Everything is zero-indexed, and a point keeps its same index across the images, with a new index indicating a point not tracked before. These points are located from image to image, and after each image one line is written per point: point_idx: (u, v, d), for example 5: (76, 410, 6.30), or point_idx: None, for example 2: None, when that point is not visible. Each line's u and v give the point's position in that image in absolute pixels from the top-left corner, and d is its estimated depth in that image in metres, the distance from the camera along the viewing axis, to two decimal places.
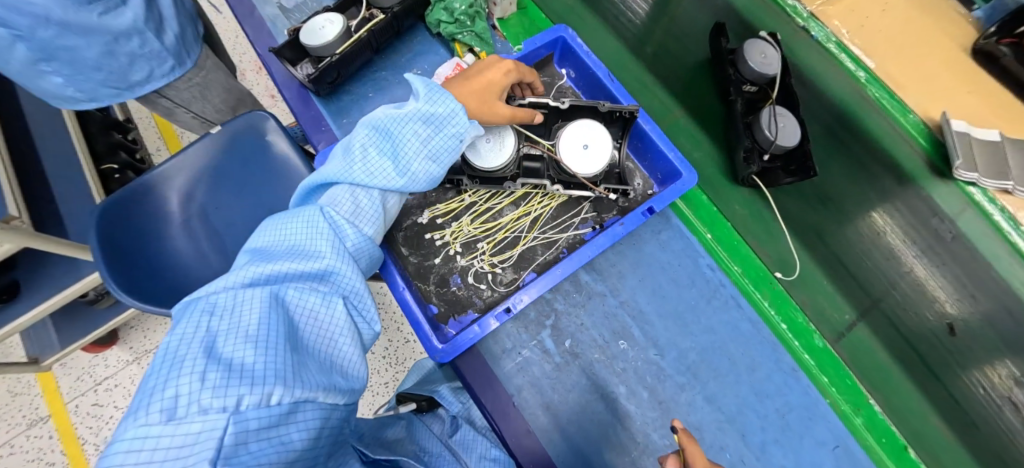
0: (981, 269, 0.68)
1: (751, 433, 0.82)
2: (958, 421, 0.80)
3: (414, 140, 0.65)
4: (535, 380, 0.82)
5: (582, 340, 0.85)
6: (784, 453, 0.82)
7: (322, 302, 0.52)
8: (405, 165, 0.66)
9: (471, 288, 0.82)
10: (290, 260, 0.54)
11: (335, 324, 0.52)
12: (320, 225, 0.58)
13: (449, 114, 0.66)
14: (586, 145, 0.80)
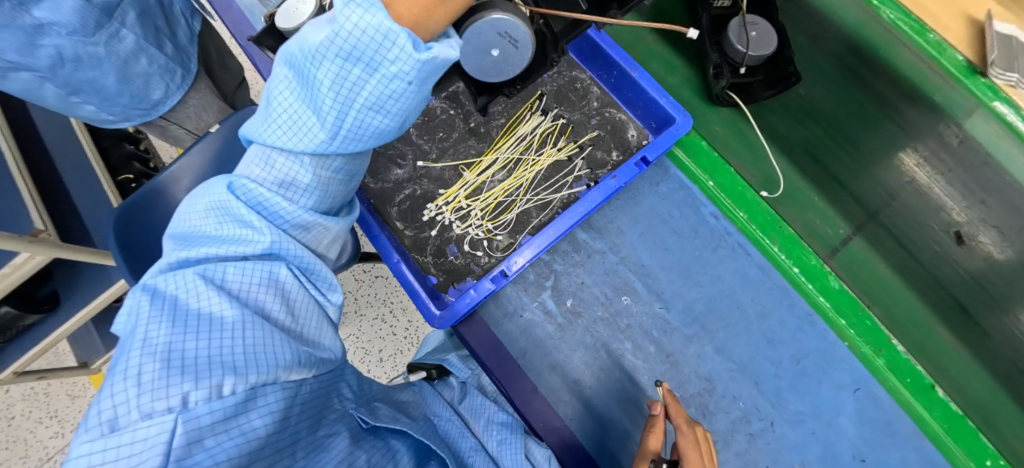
0: (993, 172, 0.66)
1: (766, 381, 0.81)
2: (966, 332, 0.82)
3: (344, 88, 0.38)
4: (540, 341, 0.83)
5: (585, 299, 0.84)
6: (801, 398, 0.80)
7: (264, 279, 0.42)
8: (342, 131, 0.41)
9: (468, 256, 0.82)
10: (219, 236, 0.42)
11: (288, 297, 0.43)
12: (236, 204, 0.42)
13: (377, 40, 0.34)
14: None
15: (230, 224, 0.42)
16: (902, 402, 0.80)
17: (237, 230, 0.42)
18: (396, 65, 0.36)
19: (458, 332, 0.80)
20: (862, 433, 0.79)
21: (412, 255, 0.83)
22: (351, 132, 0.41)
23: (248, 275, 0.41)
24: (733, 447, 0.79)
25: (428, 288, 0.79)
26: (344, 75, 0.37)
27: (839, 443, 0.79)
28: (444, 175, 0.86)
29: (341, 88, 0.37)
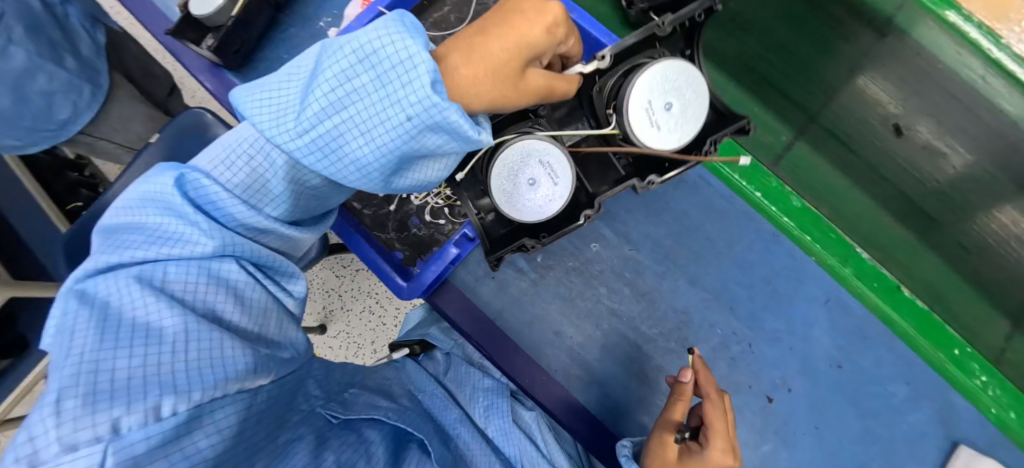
0: (936, 72, 0.80)
1: (740, 305, 0.83)
2: (903, 212, 0.91)
3: (347, 98, 0.37)
4: (515, 299, 0.83)
5: (554, 252, 0.83)
6: (775, 317, 0.83)
7: (215, 281, 0.41)
8: (319, 141, 0.39)
9: (431, 226, 0.80)
10: (159, 233, 0.40)
11: (239, 296, 0.43)
12: (179, 199, 0.40)
13: (401, 60, 0.35)
14: (667, 101, 0.46)
15: (170, 220, 0.41)
16: (873, 309, 0.83)
17: (179, 229, 0.41)
18: (412, 100, 0.35)
19: (435, 305, 0.81)
20: (836, 339, 0.82)
21: (375, 233, 0.80)
22: (331, 150, 0.39)
23: (192, 278, 0.40)
24: (715, 372, 0.82)
25: (398, 264, 0.79)
26: (356, 84, 0.36)
27: (817, 353, 0.82)
28: None
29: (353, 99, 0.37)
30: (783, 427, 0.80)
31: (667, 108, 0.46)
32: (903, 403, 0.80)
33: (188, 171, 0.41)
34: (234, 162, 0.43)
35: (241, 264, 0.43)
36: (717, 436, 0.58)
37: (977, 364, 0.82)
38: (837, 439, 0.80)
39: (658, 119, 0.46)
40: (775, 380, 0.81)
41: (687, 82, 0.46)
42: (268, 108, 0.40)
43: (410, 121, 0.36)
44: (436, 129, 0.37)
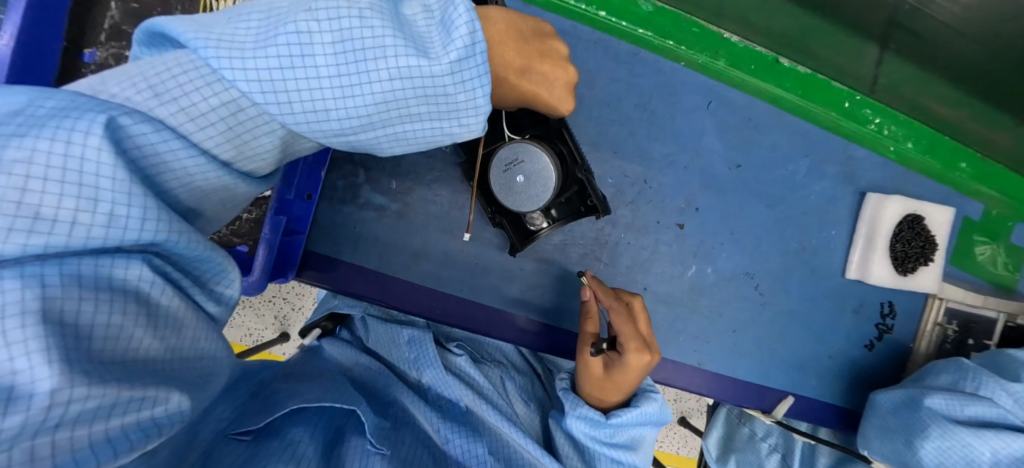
0: None
1: (624, 145, 0.76)
2: None
3: (324, 71, 0.33)
4: (388, 239, 0.73)
5: (406, 173, 0.73)
6: (661, 142, 0.77)
7: (88, 291, 0.27)
8: (303, 92, 0.33)
9: (259, 203, 0.67)
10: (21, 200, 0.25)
11: (121, 314, 0.28)
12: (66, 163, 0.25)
13: (380, 51, 0.33)
14: (517, 172, 0.59)
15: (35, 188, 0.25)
16: (756, 92, 0.78)
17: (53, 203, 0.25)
18: (442, 59, 0.34)
19: (313, 281, 0.70)
20: (726, 141, 0.78)
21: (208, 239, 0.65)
22: (329, 99, 0.34)
23: (82, 291, 0.26)
24: (620, 222, 0.76)
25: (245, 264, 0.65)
26: (359, 41, 0.33)
27: (712, 161, 0.78)
28: None
29: (387, 36, 0.33)
30: (701, 247, 0.77)
31: (518, 179, 0.59)
32: (805, 176, 0.79)
33: (119, 114, 0.28)
34: (177, 85, 0.31)
35: (148, 262, 0.30)
36: (630, 340, 0.61)
37: (869, 110, 0.79)
38: (754, 236, 0.78)
39: (511, 188, 0.60)
40: (679, 205, 0.77)
41: (534, 196, 0.59)
42: (236, 37, 0.32)
43: (413, 92, 0.35)
44: (438, 109, 0.37)
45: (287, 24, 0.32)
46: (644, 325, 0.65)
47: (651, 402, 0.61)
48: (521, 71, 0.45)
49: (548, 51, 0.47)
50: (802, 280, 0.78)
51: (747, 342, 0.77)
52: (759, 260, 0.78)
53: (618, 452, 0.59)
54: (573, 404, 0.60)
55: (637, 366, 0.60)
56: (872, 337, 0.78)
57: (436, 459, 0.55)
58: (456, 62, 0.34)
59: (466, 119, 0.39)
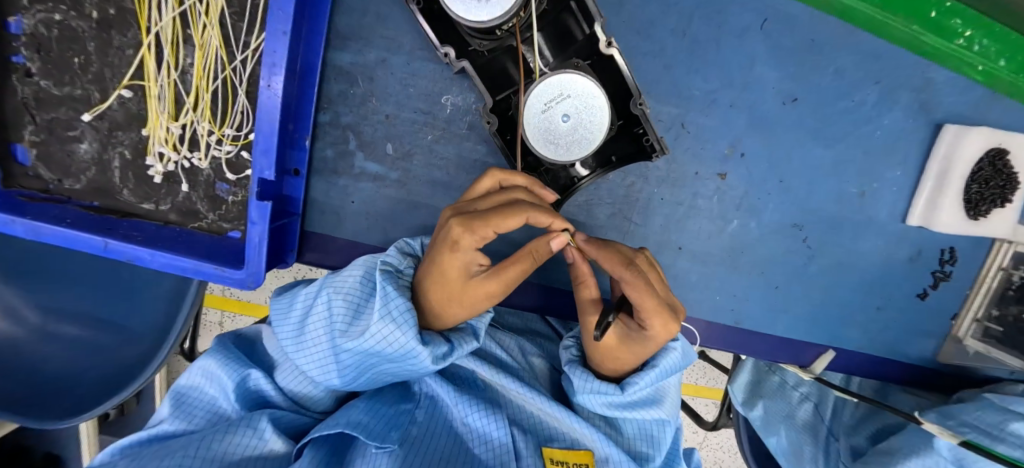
0: None
1: (657, 84, 0.65)
2: None
3: (334, 321, 0.52)
4: (390, 213, 0.65)
5: (403, 135, 0.63)
6: (704, 77, 0.65)
7: (244, 430, 0.52)
8: (299, 352, 0.55)
9: (242, 183, 0.60)
10: (207, 389, 0.57)
11: (252, 444, 0.51)
12: (229, 381, 0.55)
13: (368, 277, 0.54)
14: (562, 111, 0.55)
15: (210, 382, 0.57)
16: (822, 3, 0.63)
17: (220, 397, 0.57)
18: (353, 346, 0.50)
19: (317, 263, 0.65)
20: (782, 69, 0.65)
21: (191, 227, 0.60)
22: (315, 357, 0.54)
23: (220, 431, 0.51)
24: (654, 175, 0.67)
25: (239, 253, 0.59)
26: (318, 314, 0.54)
27: (763, 96, 0.66)
28: (132, 109, 0.57)
29: (312, 339, 0.54)
30: (744, 200, 0.68)
31: (563, 119, 0.56)
32: (873, 108, 0.67)
33: (248, 368, 0.57)
34: (287, 323, 0.56)
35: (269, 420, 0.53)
36: (653, 314, 0.50)
37: (958, 20, 0.65)
38: (806, 183, 0.68)
39: (556, 131, 0.56)
40: (722, 152, 0.67)
41: (583, 136, 0.56)
42: (285, 319, 0.57)
43: (354, 356, 0.51)
44: (386, 355, 0.51)
45: (326, 287, 0.54)
46: (660, 285, 0.56)
47: (669, 356, 0.57)
48: (453, 246, 0.48)
49: (470, 219, 0.48)
50: (856, 230, 0.70)
51: (790, 299, 0.71)
52: (811, 210, 0.69)
53: (641, 410, 0.57)
54: (583, 380, 0.58)
55: (657, 339, 0.52)
56: (926, 285, 0.71)
57: (455, 434, 0.58)
58: (380, 321, 0.49)
59: (415, 357, 0.51)
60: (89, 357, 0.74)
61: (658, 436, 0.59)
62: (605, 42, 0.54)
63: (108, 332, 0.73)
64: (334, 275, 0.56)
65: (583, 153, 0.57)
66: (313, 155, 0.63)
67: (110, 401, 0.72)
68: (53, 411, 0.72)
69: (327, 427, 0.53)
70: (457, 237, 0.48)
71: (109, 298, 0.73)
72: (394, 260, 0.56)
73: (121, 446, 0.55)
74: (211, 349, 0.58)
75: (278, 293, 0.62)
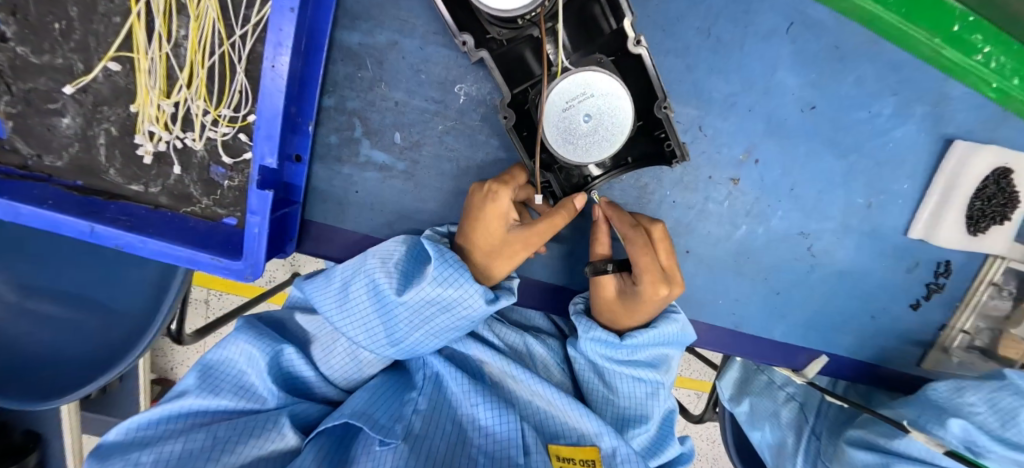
0: None
1: (677, 84, 0.63)
2: None
3: (383, 286, 0.55)
4: (396, 204, 0.63)
5: (412, 124, 0.60)
6: (724, 79, 0.63)
7: (270, 430, 0.52)
8: (349, 317, 0.56)
9: (239, 168, 0.56)
10: (233, 369, 0.56)
11: (276, 443, 0.52)
12: (264, 367, 0.55)
13: (412, 251, 0.58)
14: (583, 111, 0.53)
15: (241, 362, 0.56)
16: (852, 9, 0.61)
17: (247, 380, 0.56)
18: (410, 303, 0.53)
19: (319, 254, 0.64)
20: (804, 75, 0.63)
21: (184, 211, 0.57)
22: (366, 320, 0.56)
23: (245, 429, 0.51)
24: (667, 178, 0.66)
25: (235, 241, 0.56)
26: (364, 282, 0.56)
27: (781, 102, 0.64)
28: (120, 83, 0.53)
29: (362, 303, 0.56)
30: (755, 206, 0.68)
31: (584, 120, 0.53)
32: (889, 120, 0.66)
33: (281, 344, 0.57)
34: (328, 296, 0.58)
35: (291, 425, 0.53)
36: (647, 271, 0.53)
37: (980, 35, 0.64)
38: (816, 192, 0.68)
39: (576, 132, 0.54)
40: (736, 156, 0.66)
41: (602, 140, 0.54)
42: (323, 290, 0.58)
43: (410, 314, 0.54)
44: (442, 307, 0.54)
45: (371, 258, 0.56)
46: (664, 256, 0.57)
47: (669, 324, 0.59)
48: (491, 197, 0.53)
49: (501, 176, 0.54)
50: (859, 241, 0.70)
51: (790, 305, 0.72)
52: (818, 219, 0.69)
53: (638, 370, 0.59)
54: (586, 328, 0.59)
55: (650, 298, 0.54)
56: (920, 296, 0.72)
57: (458, 427, 0.56)
58: (436, 276, 0.52)
59: (467, 304, 0.54)
60: (68, 338, 0.70)
61: (651, 404, 0.60)
62: (633, 40, 0.51)
63: (91, 313, 0.69)
64: (375, 247, 0.58)
65: (600, 157, 0.55)
66: (316, 141, 0.60)
67: (85, 388, 0.68)
68: (30, 391, 0.68)
69: (332, 419, 0.53)
70: (495, 189, 0.53)
71: (93, 279, 0.69)
72: (434, 238, 0.59)
73: (132, 425, 0.53)
74: (240, 326, 0.57)
75: (304, 279, 0.62)
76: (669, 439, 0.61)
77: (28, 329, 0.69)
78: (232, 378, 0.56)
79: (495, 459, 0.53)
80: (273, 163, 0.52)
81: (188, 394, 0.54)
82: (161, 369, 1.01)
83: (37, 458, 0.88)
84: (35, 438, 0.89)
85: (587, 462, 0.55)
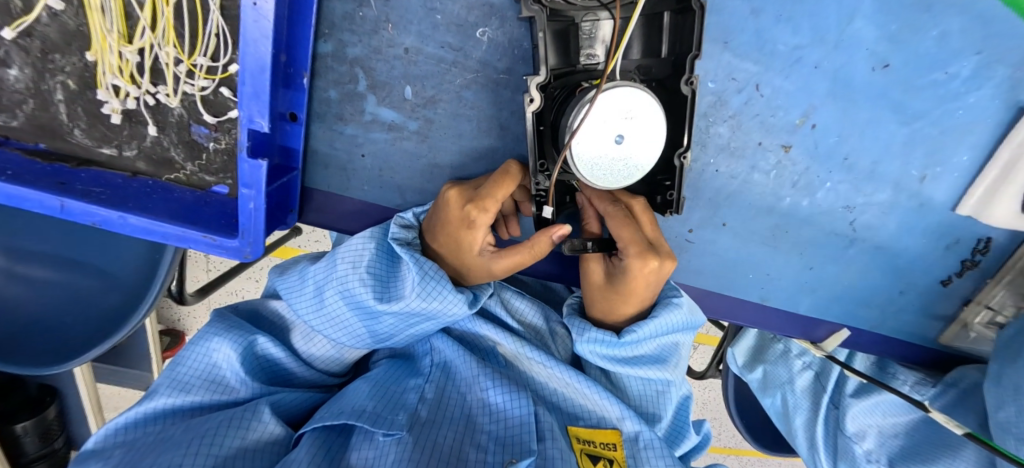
0: None
1: (738, 34, 0.53)
2: None
3: (358, 293, 0.52)
4: (410, 169, 0.56)
5: (426, 76, 0.51)
6: (792, 29, 0.53)
7: (249, 418, 0.49)
8: (326, 323, 0.55)
9: (225, 128, 0.48)
10: (207, 366, 0.54)
11: (257, 432, 0.49)
12: (238, 359, 0.52)
13: (383, 249, 0.54)
14: (618, 129, 0.45)
15: (214, 357, 0.54)
16: None
17: (222, 376, 0.54)
18: (391, 311, 0.52)
19: (322, 224, 0.58)
20: (885, 26, 0.53)
21: (166, 179, 0.50)
22: (343, 326, 0.55)
23: (222, 419, 0.48)
24: (712, 143, 0.60)
25: (228, 213, 0.49)
26: (336, 288, 0.53)
27: (855, 58, 0.55)
28: (69, 25, 0.43)
29: (337, 310, 0.54)
30: (803, 176, 0.62)
31: (615, 141, 0.46)
32: (965, 84, 0.56)
33: (254, 334, 0.55)
34: (302, 298, 0.56)
35: (271, 414, 0.51)
36: (628, 244, 0.50)
37: None
38: (872, 163, 0.62)
39: (605, 151, 0.46)
40: (792, 121, 0.59)
41: (627, 168, 0.47)
42: (297, 292, 0.56)
43: (390, 319, 0.53)
44: (425, 314, 0.53)
45: (342, 259, 0.53)
46: (648, 227, 0.53)
47: (672, 311, 0.55)
48: (470, 225, 0.49)
49: (481, 200, 0.48)
50: (905, 216, 0.65)
51: (819, 279, 0.70)
52: (868, 192, 0.64)
53: (645, 368, 0.55)
54: (580, 330, 0.56)
55: (642, 273, 0.50)
56: (952, 273, 0.69)
57: (467, 411, 0.55)
58: (419, 286, 0.50)
59: (451, 309, 0.53)
60: (64, 300, 0.65)
61: (663, 398, 0.57)
62: (687, 77, 0.46)
63: (84, 277, 0.63)
64: (342, 245, 0.54)
65: (611, 184, 0.48)
66: (312, 95, 0.51)
67: (90, 351, 0.64)
68: (29, 356, 0.65)
69: (327, 417, 0.51)
70: (474, 218, 0.49)
71: (77, 241, 0.62)
72: (402, 236, 0.54)
73: (113, 429, 0.51)
74: (211, 321, 0.56)
75: (279, 272, 0.59)
76: (685, 429, 0.59)
77: (19, 294, 0.65)
78: (203, 377, 0.54)
79: (504, 444, 0.51)
80: (263, 126, 0.43)
81: (163, 393, 0.52)
82: (168, 320, 0.98)
83: (57, 408, 0.89)
84: (52, 391, 0.89)
85: (608, 445, 0.53)
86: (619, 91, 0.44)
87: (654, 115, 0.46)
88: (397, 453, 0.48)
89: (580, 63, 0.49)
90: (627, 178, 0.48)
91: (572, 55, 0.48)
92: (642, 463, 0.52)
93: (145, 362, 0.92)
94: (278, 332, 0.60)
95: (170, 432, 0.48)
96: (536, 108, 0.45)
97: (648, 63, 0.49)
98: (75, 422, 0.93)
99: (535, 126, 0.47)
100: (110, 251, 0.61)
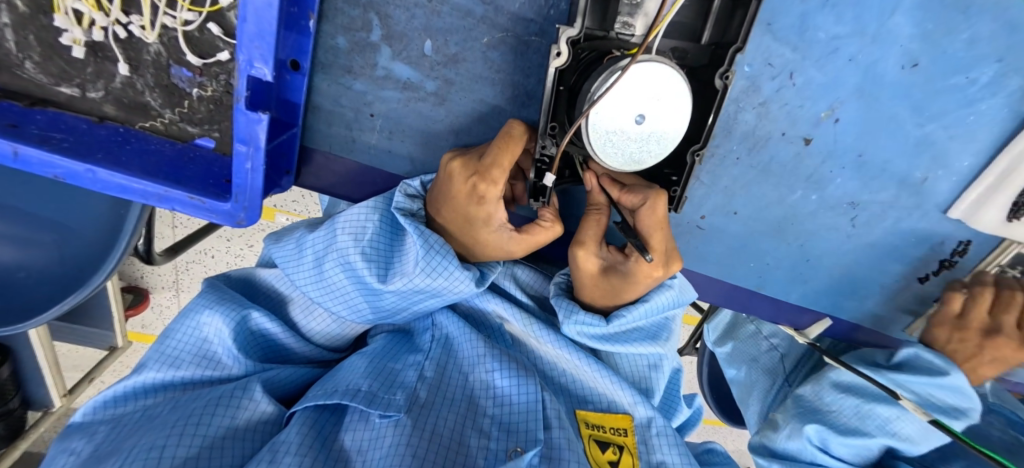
0: None
1: (781, 14, 0.50)
2: None
3: (360, 268, 0.48)
4: (423, 134, 0.51)
5: (450, 31, 0.45)
6: (836, 18, 0.51)
7: (240, 399, 0.46)
8: (324, 294, 0.51)
9: (211, 72, 0.41)
10: (198, 339, 0.49)
11: (247, 414, 0.46)
12: (230, 335, 0.48)
13: (388, 221, 0.50)
14: (641, 108, 0.41)
15: (204, 329, 0.49)
16: None
17: (213, 350, 0.50)
18: (394, 288, 0.48)
19: (319, 188, 0.54)
20: (927, 24, 0.51)
21: (140, 127, 0.43)
22: (343, 299, 0.51)
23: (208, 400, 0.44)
24: (737, 130, 0.58)
25: (217, 171, 0.43)
26: (336, 259, 0.49)
27: (894, 54, 0.53)
28: None
29: (336, 282, 0.50)
30: (817, 169, 0.62)
31: (635, 121, 0.42)
32: (983, 91, 0.55)
33: (247, 308, 0.51)
34: (297, 268, 0.51)
35: (262, 395, 0.47)
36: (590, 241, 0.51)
37: None
38: (883, 161, 0.62)
39: (622, 130, 0.42)
40: (817, 114, 0.57)
41: (639, 151, 0.44)
42: (294, 261, 0.51)
43: (394, 297, 0.50)
44: (430, 292, 0.49)
45: (343, 229, 0.48)
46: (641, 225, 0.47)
47: (663, 292, 0.56)
48: (478, 200, 0.45)
49: (486, 172, 0.44)
50: (902, 215, 0.66)
51: (812, 270, 0.73)
52: (873, 189, 0.64)
53: (635, 344, 0.56)
54: (568, 311, 0.54)
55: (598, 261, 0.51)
56: (930, 271, 0.72)
57: (469, 392, 0.54)
58: (425, 263, 0.47)
59: (457, 289, 0.49)
60: (10, 257, 0.57)
61: (655, 383, 0.59)
62: (723, 70, 0.42)
63: (38, 233, 0.56)
64: (343, 213, 0.49)
65: (616, 163, 0.45)
66: (318, 41, 0.45)
67: (51, 311, 0.58)
68: None
69: (320, 396, 0.48)
70: (482, 192, 0.45)
71: (28, 188, 0.54)
72: (405, 206, 0.50)
73: (100, 401, 0.47)
74: (201, 291, 0.51)
75: (275, 240, 0.54)
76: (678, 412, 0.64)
77: None
78: (193, 350, 0.49)
79: (508, 431, 0.50)
80: (264, 73, 0.37)
81: (152, 366, 0.48)
82: (131, 277, 0.89)
83: (11, 368, 0.81)
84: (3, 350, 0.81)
85: (617, 429, 0.55)
86: (649, 71, 0.40)
87: (682, 100, 0.42)
88: (393, 437, 0.46)
89: (614, 30, 0.43)
90: (633, 161, 0.45)
91: (609, 18, 0.42)
92: (652, 449, 0.54)
93: (108, 321, 0.85)
94: (274, 305, 0.56)
95: (156, 411, 0.45)
96: (560, 64, 0.40)
97: (685, 46, 0.46)
98: (29, 382, 0.86)
99: (556, 85, 0.42)
100: (74, 203, 0.54)
